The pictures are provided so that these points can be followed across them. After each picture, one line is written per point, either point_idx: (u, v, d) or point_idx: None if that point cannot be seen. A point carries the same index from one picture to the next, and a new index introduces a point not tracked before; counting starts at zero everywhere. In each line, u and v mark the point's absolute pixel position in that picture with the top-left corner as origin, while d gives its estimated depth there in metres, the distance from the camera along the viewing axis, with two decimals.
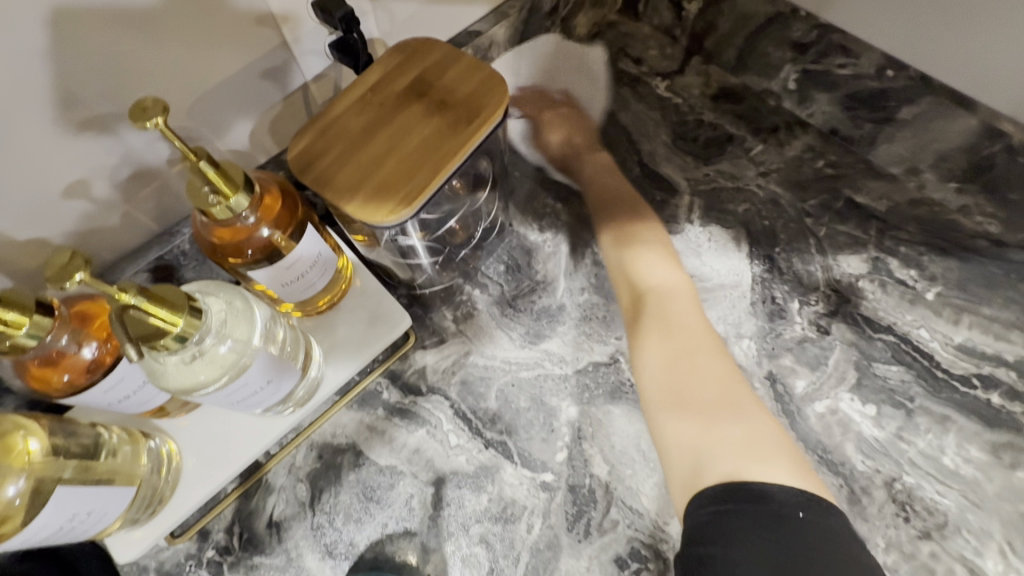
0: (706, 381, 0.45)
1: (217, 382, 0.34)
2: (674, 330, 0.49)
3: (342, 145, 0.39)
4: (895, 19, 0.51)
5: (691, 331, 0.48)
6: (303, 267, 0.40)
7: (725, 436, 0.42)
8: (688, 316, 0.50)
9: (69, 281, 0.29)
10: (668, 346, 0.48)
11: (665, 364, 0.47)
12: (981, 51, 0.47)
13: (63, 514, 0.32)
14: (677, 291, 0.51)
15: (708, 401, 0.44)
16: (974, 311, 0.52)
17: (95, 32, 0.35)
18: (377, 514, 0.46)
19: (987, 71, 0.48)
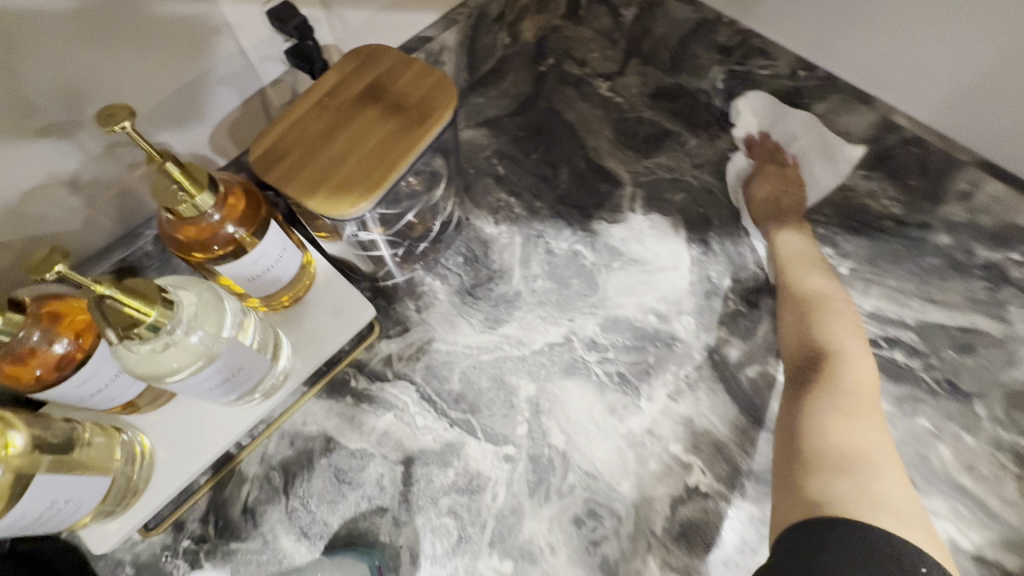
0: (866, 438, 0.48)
1: (189, 369, 0.35)
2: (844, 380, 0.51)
3: (303, 145, 0.41)
4: (826, 38, 0.57)
5: (862, 387, 0.51)
6: (268, 261, 0.42)
7: (870, 487, 0.44)
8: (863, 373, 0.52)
9: (49, 273, 0.31)
10: (841, 394, 0.50)
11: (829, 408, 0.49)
12: (900, 67, 0.54)
13: (41, 501, 0.33)
14: (853, 348, 0.53)
15: (864, 447, 0.47)
16: (882, 282, 0.58)
17: (52, 41, 0.36)
18: (350, 494, 0.48)
19: (907, 83, 0.54)
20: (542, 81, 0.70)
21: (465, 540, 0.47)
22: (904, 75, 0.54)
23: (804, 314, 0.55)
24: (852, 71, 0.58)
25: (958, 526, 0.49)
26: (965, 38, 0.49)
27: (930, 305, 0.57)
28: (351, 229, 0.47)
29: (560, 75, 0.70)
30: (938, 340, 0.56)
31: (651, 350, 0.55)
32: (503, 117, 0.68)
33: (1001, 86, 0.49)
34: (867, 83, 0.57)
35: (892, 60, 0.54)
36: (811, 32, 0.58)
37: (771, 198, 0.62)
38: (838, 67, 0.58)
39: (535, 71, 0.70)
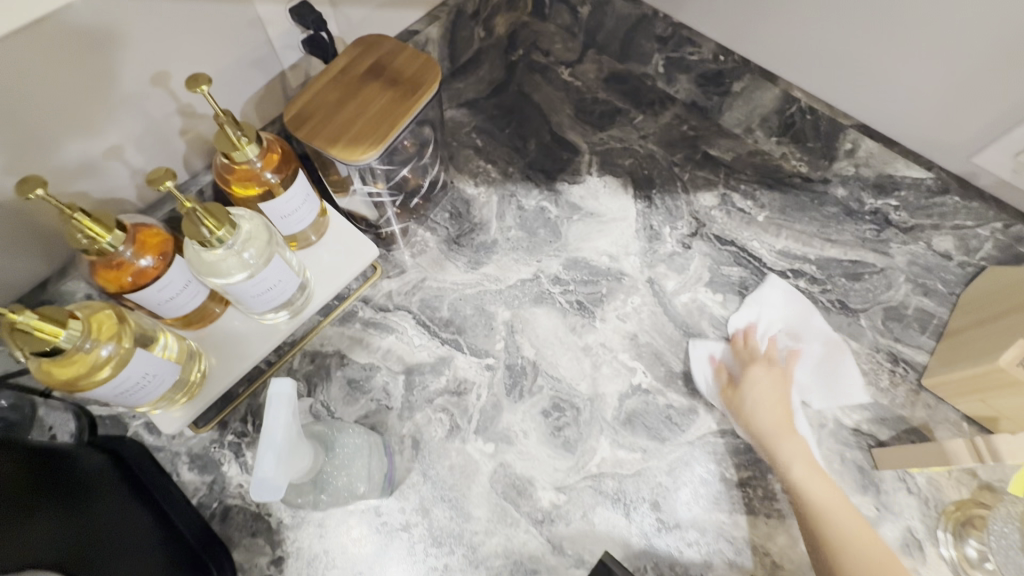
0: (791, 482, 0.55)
1: (243, 275, 0.47)
2: (845, 548, 0.49)
3: (322, 110, 0.53)
4: (806, 67, 0.67)
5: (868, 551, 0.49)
6: (296, 203, 0.53)
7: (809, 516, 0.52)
8: (847, 517, 0.51)
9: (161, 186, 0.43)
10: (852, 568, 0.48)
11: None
12: (873, 88, 0.63)
13: (139, 371, 0.45)
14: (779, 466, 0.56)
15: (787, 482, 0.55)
16: (790, 227, 0.72)
17: (70, 49, 0.43)
18: (362, 397, 0.60)
19: (881, 103, 0.64)
20: (513, 69, 0.82)
21: (456, 429, 0.59)
22: (876, 95, 0.64)
23: (809, 517, 0.51)
24: (793, 72, 0.69)
25: (843, 408, 0.62)
26: (886, 62, 0.61)
27: (828, 244, 0.71)
28: (357, 179, 0.59)
29: (528, 64, 0.83)
30: (833, 270, 0.69)
31: (604, 283, 0.67)
32: (480, 99, 0.80)
33: (907, 102, 0.62)
34: (853, 105, 0.66)
35: (828, 67, 0.65)
36: (764, 35, 0.68)
37: (761, 390, 0.59)
38: (782, 66, 0.69)
39: (507, 60, 0.83)
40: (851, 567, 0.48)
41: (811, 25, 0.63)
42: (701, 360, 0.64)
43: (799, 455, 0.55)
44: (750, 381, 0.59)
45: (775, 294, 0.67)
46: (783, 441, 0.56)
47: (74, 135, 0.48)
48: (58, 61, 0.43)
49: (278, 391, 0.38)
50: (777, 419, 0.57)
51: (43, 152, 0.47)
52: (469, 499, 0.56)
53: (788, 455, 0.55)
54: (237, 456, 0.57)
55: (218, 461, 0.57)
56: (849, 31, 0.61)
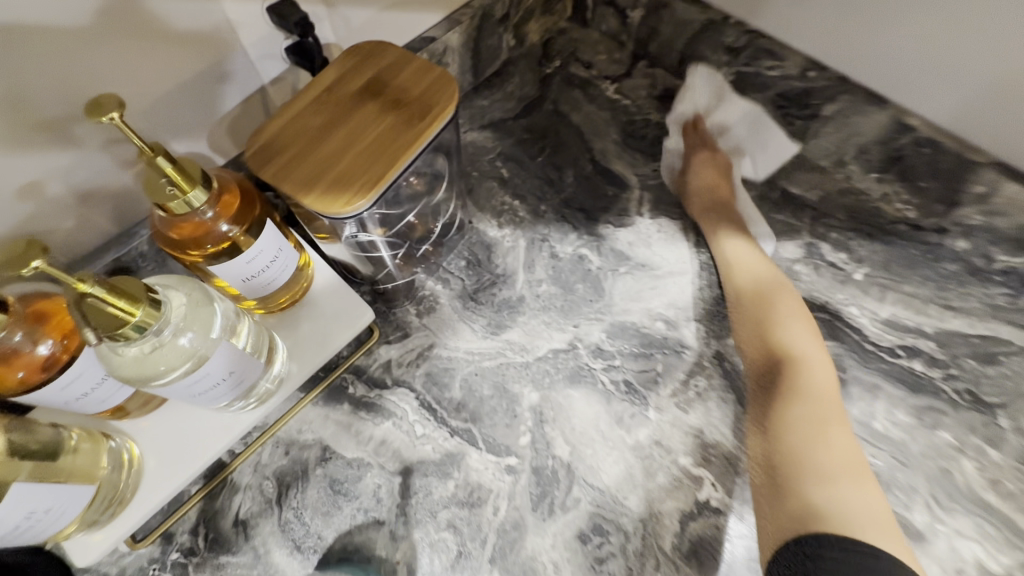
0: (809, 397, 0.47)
1: (178, 373, 0.34)
2: (812, 404, 0.46)
3: (300, 142, 0.40)
4: (882, 69, 0.53)
5: (835, 418, 0.46)
6: (264, 260, 0.40)
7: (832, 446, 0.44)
8: (821, 379, 0.48)
9: (27, 268, 0.30)
10: (809, 417, 0.46)
11: (798, 425, 0.45)
12: (974, 94, 0.49)
13: (20, 510, 0.32)
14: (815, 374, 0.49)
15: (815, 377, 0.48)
16: (897, 289, 0.56)
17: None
18: (345, 506, 0.47)
19: (984, 116, 0.49)
20: (548, 83, 0.69)
21: (464, 556, 0.45)
22: (977, 104, 0.49)
23: (752, 326, 0.52)
24: (901, 95, 0.53)
25: (986, 547, 0.46)
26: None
27: (948, 311, 0.55)
28: (350, 230, 0.45)
29: (566, 78, 0.69)
30: (958, 348, 0.53)
31: (659, 358, 0.53)
32: (507, 119, 0.66)
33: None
34: (943, 116, 0.52)
35: (949, 89, 0.50)
36: (862, 50, 0.53)
37: (710, 203, 0.61)
38: (887, 88, 0.54)
39: (540, 74, 0.69)
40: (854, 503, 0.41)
41: (930, 36, 0.49)
42: None
43: (781, 311, 0.52)
44: (696, 164, 0.64)
45: (697, 88, 0.64)
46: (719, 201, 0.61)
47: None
48: None
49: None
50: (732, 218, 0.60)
51: None
52: None
53: (768, 311, 0.52)
54: None
55: None
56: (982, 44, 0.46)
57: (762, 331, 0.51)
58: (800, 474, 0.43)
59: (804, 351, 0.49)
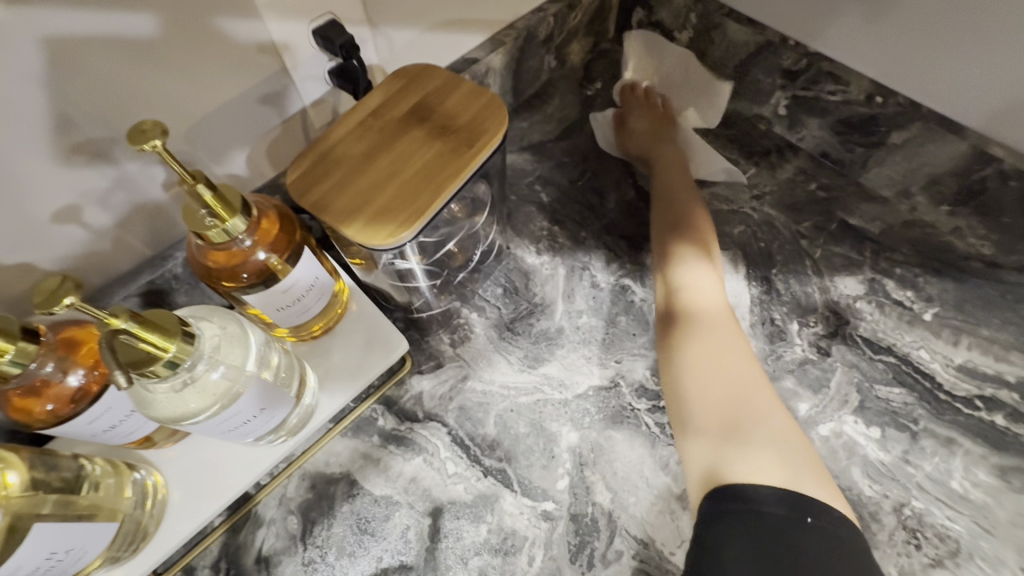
0: (725, 362, 0.46)
1: (207, 411, 0.32)
2: (717, 345, 0.47)
3: (342, 169, 0.38)
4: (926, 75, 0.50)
5: (730, 347, 0.47)
6: (300, 289, 0.39)
7: (748, 405, 0.44)
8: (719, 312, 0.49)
9: (59, 306, 0.28)
10: (707, 352, 0.46)
11: (709, 381, 0.45)
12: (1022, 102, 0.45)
13: (41, 552, 0.30)
14: (727, 329, 0.48)
15: (725, 334, 0.48)
16: (973, 332, 0.52)
17: (27, 78, 0.33)
18: (372, 547, 0.44)
19: None
20: (589, 106, 0.67)
21: None
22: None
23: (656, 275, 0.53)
24: (968, 109, 0.49)
25: None
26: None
27: None
28: (388, 257, 0.44)
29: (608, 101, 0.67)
30: None
31: None
32: (548, 142, 0.65)
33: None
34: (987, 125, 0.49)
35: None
36: (926, 58, 0.49)
37: (655, 143, 0.61)
38: (955, 100, 0.49)
39: (581, 96, 0.68)
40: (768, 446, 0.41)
41: (992, 44, 0.45)
42: None
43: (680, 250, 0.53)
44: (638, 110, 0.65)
45: (633, 55, 0.67)
46: (654, 150, 0.61)
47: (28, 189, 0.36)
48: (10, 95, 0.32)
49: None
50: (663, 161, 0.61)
51: None
52: None
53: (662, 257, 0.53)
54: None
55: None
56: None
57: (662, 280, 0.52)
58: (699, 408, 0.44)
59: (700, 285, 0.50)
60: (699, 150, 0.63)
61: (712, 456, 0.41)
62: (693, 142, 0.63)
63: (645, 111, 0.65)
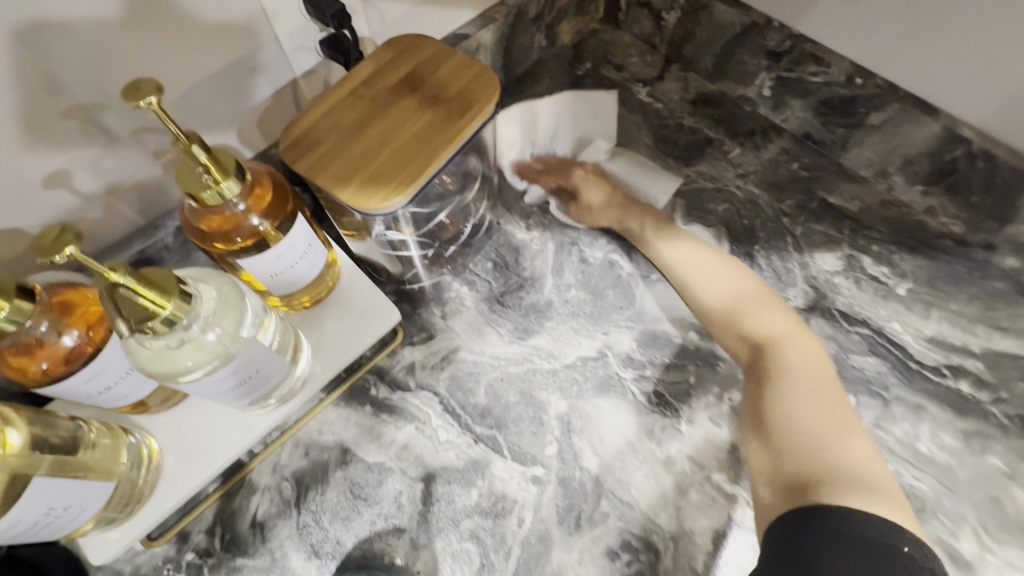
0: (811, 396, 0.43)
1: (203, 370, 0.33)
2: (800, 380, 0.44)
3: (335, 136, 0.39)
4: (914, 61, 0.51)
5: (815, 383, 0.44)
6: (294, 256, 0.39)
7: (839, 442, 0.40)
8: (803, 352, 0.46)
9: (60, 255, 0.29)
10: (789, 386, 0.44)
11: (790, 413, 0.42)
12: (1005, 89, 0.47)
13: (40, 507, 0.31)
14: (812, 369, 0.45)
15: (812, 374, 0.45)
16: (943, 306, 0.54)
17: (17, 40, 0.32)
18: (365, 511, 0.45)
19: (1010, 113, 0.48)
20: (579, 85, 0.68)
21: (488, 568, 0.43)
22: (1006, 100, 0.48)
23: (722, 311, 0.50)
24: (949, 94, 0.51)
25: None
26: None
27: (997, 332, 0.53)
28: (380, 227, 0.45)
29: (597, 80, 0.68)
30: (1009, 371, 0.51)
31: (692, 369, 0.51)
32: None
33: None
34: (968, 111, 0.50)
35: (1007, 81, 0.47)
36: (912, 44, 0.51)
37: (614, 207, 0.57)
38: (939, 85, 0.51)
39: (571, 75, 0.68)
40: (859, 480, 0.37)
41: (979, 32, 0.47)
42: None
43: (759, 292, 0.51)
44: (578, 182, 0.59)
45: (507, 135, 0.60)
46: (627, 217, 0.56)
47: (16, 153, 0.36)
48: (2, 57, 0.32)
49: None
50: (650, 223, 0.56)
51: None
52: None
53: (743, 293, 0.50)
54: None
55: None
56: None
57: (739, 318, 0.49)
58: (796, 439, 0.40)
59: (777, 326, 0.48)
60: (636, 180, 0.62)
61: (796, 485, 0.38)
62: (633, 172, 0.62)
63: (580, 173, 0.60)
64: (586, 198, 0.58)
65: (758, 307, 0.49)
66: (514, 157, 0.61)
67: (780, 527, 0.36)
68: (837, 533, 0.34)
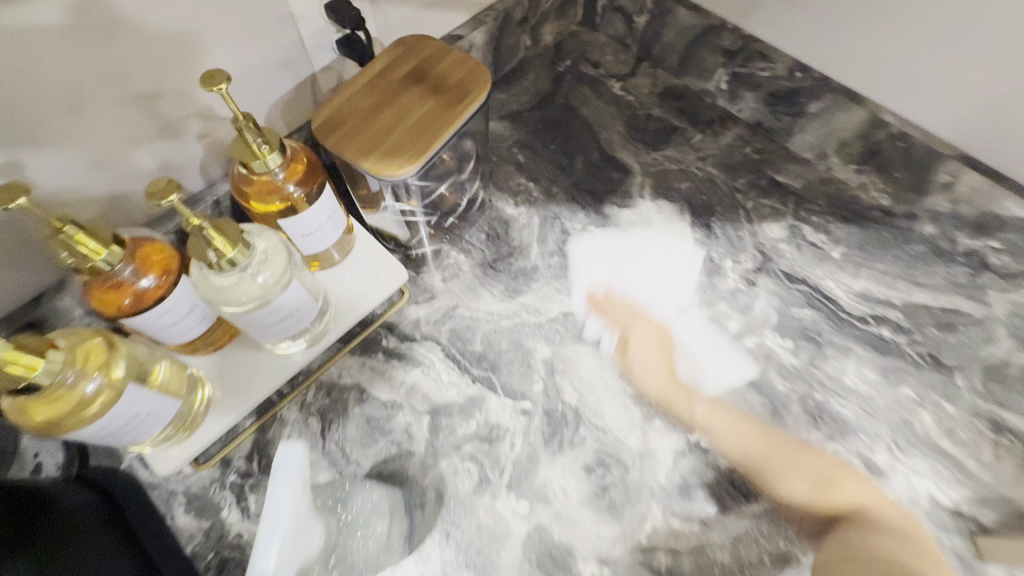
0: (879, 542, 0.44)
1: (255, 303, 0.41)
2: (876, 537, 0.45)
3: (356, 118, 0.47)
4: (848, 59, 0.61)
5: (900, 548, 0.44)
6: (319, 220, 0.47)
7: (896, 562, 0.42)
8: (873, 502, 0.48)
9: (163, 200, 0.38)
10: (875, 549, 0.44)
11: (864, 557, 0.43)
12: (922, 82, 0.57)
13: (131, 409, 0.39)
14: (888, 528, 0.46)
15: (877, 521, 0.47)
16: (870, 266, 0.63)
17: (98, 38, 0.40)
18: (380, 439, 0.53)
19: (927, 102, 0.58)
20: (561, 80, 0.76)
21: (486, 482, 0.52)
22: (923, 91, 0.57)
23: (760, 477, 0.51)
24: (876, 87, 0.60)
25: (939, 483, 0.53)
26: (993, 63, 0.52)
27: (915, 287, 0.62)
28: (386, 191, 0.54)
29: (577, 76, 0.76)
30: (922, 318, 0.60)
31: (657, 321, 0.59)
32: (524, 111, 0.74)
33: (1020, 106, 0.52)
34: (892, 101, 0.60)
35: (923, 75, 0.56)
36: (846, 44, 0.60)
37: (658, 365, 0.56)
38: (869, 80, 0.60)
39: (554, 71, 0.77)
40: None
41: (896, 35, 0.56)
42: (767, 416, 0.56)
43: (832, 466, 0.51)
44: (636, 338, 0.57)
45: (577, 263, 0.62)
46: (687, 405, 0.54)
47: (91, 134, 0.43)
48: (86, 53, 0.40)
49: (285, 459, 0.36)
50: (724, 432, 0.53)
51: (62, 150, 0.42)
52: (498, 567, 0.49)
53: (793, 459, 0.51)
54: (239, 499, 0.51)
55: (217, 505, 0.50)
56: (938, 35, 0.54)
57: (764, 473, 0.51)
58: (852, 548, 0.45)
59: (856, 497, 0.49)
60: (704, 363, 0.58)
61: None
62: (701, 340, 0.59)
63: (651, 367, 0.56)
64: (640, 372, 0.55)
65: (819, 463, 0.51)
66: (589, 292, 0.61)
67: None
68: None
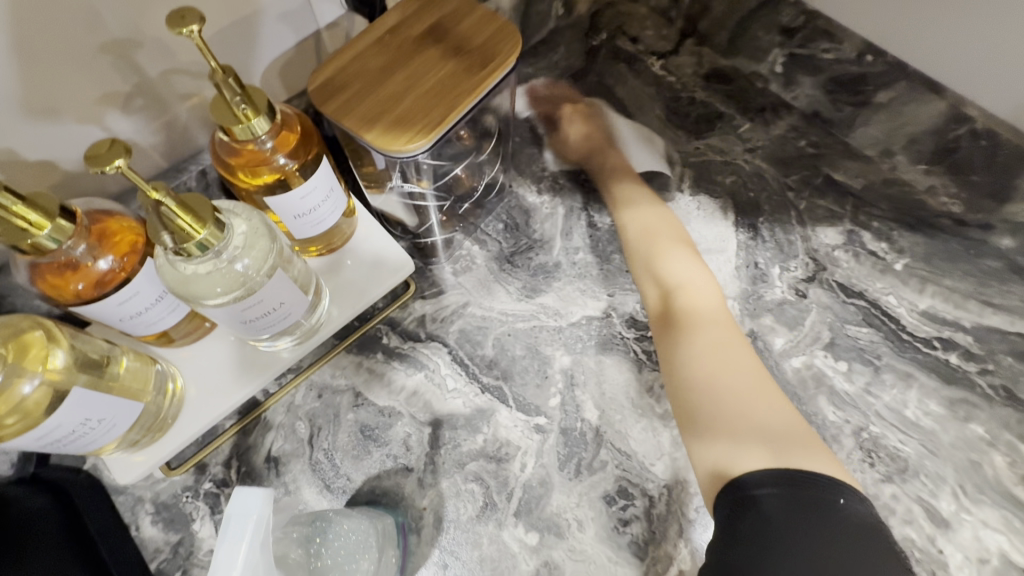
0: (732, 364, 0.48)
1: (232, 296, 0.35)
2: (710, 329, 0.50)
3: (361, 83, 0.41)
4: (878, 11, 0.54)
5: (738, 357, 0.48)
6: (315, 199, 0.40)
7: (735, 372, 0.47)
8: (710, 299, 0.52)
9: (109, 166, 0.30)
10: (705, 344, 0.49)
11: (698, 360, 0.48)
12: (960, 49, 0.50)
13: (77, 415, 0.33)
14: (717, 316, 0.51)
15: (708, 314, 0.51)
16: (937, 281, 0.55)
17: None
18: (375, 451, 0.47)
19: (960, 69, 0.51)
20: (592, 56, 0.67)
21: (490, 507, 0.46)
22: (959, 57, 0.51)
23: (650, 238, 0.55)
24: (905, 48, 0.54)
25: (1012, 540, 0.46)
26: None
27: (988, 308, 0.53)
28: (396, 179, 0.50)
29: (612, 51, 0.68)
30: (994, 343, 0.52)
31: None
32: (552, 89, 0.66)
33: None
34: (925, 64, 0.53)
35: (965, 39, 0.50)
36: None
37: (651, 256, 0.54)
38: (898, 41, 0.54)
39: (585, 45, 0.68)
40: (792, 451, 0.42)
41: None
42: None
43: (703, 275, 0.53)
44: None
45: None
46: (680, 314, 0.51)
47: (49, 86, 0.37)
48: None
49: (240, 509, 0.31)
50: (686, 307, 0.51)
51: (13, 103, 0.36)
52: None
53: (693, 276, 0.53)
54: (213, 511, 0.45)
55: (188, 516, 0.45)
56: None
57: (656, 239, 0.55)
58: (712, 459, 0.43)
59: (691, 279, 0.53)
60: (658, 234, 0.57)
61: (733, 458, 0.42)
62: None
63: None
64: (704, 307, 0.51)
65: (679, 275, 0.53)
66: (626, 522, 0.45)
67: (729, 498, 0.41)
68: (790, 508, 0.39)
